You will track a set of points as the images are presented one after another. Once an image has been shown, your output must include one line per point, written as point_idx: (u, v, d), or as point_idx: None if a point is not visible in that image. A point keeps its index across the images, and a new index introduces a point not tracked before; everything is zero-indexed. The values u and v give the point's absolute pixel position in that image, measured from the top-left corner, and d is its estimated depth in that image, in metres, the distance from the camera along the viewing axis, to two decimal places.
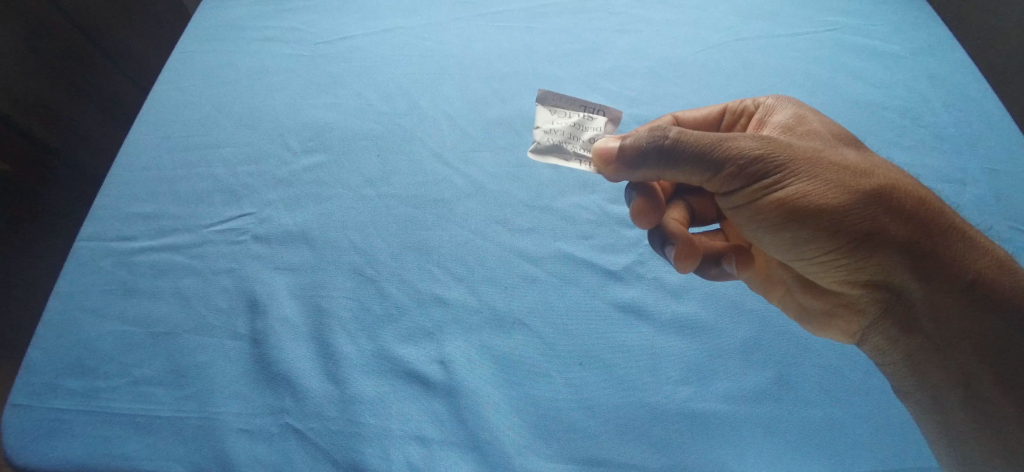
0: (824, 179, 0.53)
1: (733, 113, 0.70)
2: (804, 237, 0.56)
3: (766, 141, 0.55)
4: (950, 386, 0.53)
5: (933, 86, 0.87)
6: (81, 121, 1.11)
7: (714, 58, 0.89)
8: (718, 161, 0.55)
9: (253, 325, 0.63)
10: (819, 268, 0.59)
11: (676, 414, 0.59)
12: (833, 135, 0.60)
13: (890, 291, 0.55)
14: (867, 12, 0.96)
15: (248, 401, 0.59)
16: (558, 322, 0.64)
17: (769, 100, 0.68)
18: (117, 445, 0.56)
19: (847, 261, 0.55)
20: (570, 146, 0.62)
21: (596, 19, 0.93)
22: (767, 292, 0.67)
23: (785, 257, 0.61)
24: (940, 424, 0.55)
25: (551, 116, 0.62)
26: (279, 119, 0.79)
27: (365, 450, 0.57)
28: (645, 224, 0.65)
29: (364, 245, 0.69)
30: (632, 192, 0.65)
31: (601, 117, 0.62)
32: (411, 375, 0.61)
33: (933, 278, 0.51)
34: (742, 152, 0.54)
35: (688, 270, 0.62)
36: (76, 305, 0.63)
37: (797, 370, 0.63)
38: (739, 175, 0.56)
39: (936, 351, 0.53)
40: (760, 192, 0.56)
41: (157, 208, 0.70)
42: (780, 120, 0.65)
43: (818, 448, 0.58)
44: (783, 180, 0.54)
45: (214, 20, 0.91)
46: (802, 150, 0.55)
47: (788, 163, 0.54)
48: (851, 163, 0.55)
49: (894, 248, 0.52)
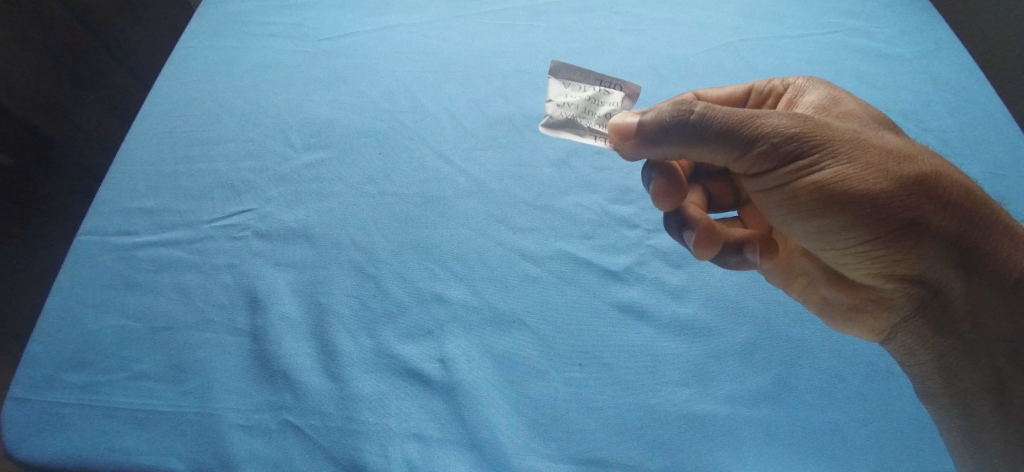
0: (865, 163, 0.49)
1: (759, 92, 0.67)
2: (839, 225, 0.52)
3: (802, 119, 0.51)
4: (982, 389, 0.50)
5: (937, 88, 0.83)
6: (105, 130, 1.14)
7: (718, 58, 0.87)
8: (749, 139, 0.51)
9: (253, 321, 0.62)
10: (850, 260, 0.55)
11: (677, 417, 0.56)
12: (868, 117, 0.58)
13: (927, 288, 0.51)
14: (871, 13, 0.93)
15: (248, 396, 0.57)
16: (559, 322, 0.62)
17: (799, 80, 0.66)
18: (117, 440, 0.55)
19: (884, 252, 0.51)
20: (585, 120, 0.61)
21: (600, 18, 0.92)
22: (787, 286, 0.64)
23: (813, 246, 0.58)
24: (964, 430, 0.53)
25: (565, 89, 0.62)
26: (281, 116, 0.80)
27: (365, 447, 0.55)
28: (663, 206, 0.61)
29: (364, 242, 0.67)
30: (652, 172, 0.60)
31: (617, 91, 0.61)
32: (411, 373, 0.58)
33: (976, 278, 0.48)
34: (776, 131, 0.50)
35: (707, 258, 0.59)
36: (77, 299, 0.63)
37: (798, 371, 0.60)
38: (772, 156, 0.51)
39: (972, 354, 0.50)
40: (792, 175, 0.51)
41: (158, 203, 0.71)
42: (813, 100, 0.63)
43: (819, 452, 0.55)
44: (820, 162, 0.50)
45: (218, 16, 0.92)
46: (841, 131, 0.50)
47: (827, 143, 0.50)
48: (893, 145, 0.50)
49: (937, 242, 0.48)
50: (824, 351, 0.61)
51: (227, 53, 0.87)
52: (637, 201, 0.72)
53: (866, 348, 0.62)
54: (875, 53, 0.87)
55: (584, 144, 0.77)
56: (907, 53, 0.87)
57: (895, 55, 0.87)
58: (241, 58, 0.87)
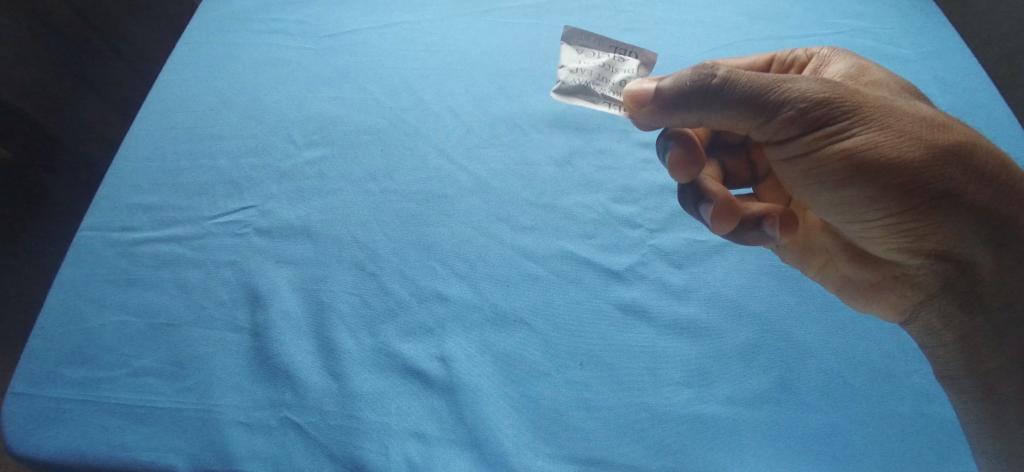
0: (897, 131, 0.51)
1: (782, 63, 0.70)
2: (866, 197, 0.53)
3: (830, 85, 0.52)
4: (1007, 371, 0.51)
5: (940, 91, 0.82)
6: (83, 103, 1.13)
7: (723, 57, 0.87)
8: (777, 103, 0.52)
9: (253, 318, 0.62)
10: (877, 233, 0.56)
11: (678, 418, 0.56)
12: (895, 87, 0.61)
13: (956, 265, 0.52)
14: (876, 14, 0.92)
15: (248, 393, 0.57)
16: (560, 321, 0.62)
17: (822, 51, 0.68)
18: (116, 436, 0.55)
19: (912, 225, 0.52)
20: (598, 88, 0.64)
21: (603, 17, 0.92)
22: (804, 266, 0.66)
23: (836, 219, 0.59)
24: (988, 415, 0.53)
25: (577, 56, 0.66)
26: (282, 113, 0.79)
27: (365, 445, 0.55)
28: (681, 177, 0.62)
29: (366, 240, 0.67)
30: (670, 142, 0.62)
31: (632, 59, 0.64)
32: (411, 371, 0.58)
33: (1005, 254, 0.50)
34: (803, 96, 0.51)
35: (721, 232, 0.59)
36: (77, 293, 0.63)
37: (798, 374, 0.59)
38: (801, 121, 0.52)
39: (998, 334, 0.51)
40: (822, 141, 0.53)
41: (159, 199, 0.70)
42: (839, 70, 0.65)
43: (819, 456, 0.55)
44: (851, 128, 0.51)
45: (222, 12, 0.93)
46: (872, 98, 0.52)
47: (858, 109, 0.51)
48: (924, 115, 0.52)
49: (967, 213, 0.50)
50: (825, 353, 0.61)
51: (229, 49, 0.87)
52: (640, 201, 0.71)
53: (868, 347, 0.61)
54: (880, 55, 0.87)
55: (588, 143, 0.77)
56: (911, 54, 0.87)
57: (900, 56, 0.86)
58: (243, 54, 0.86)
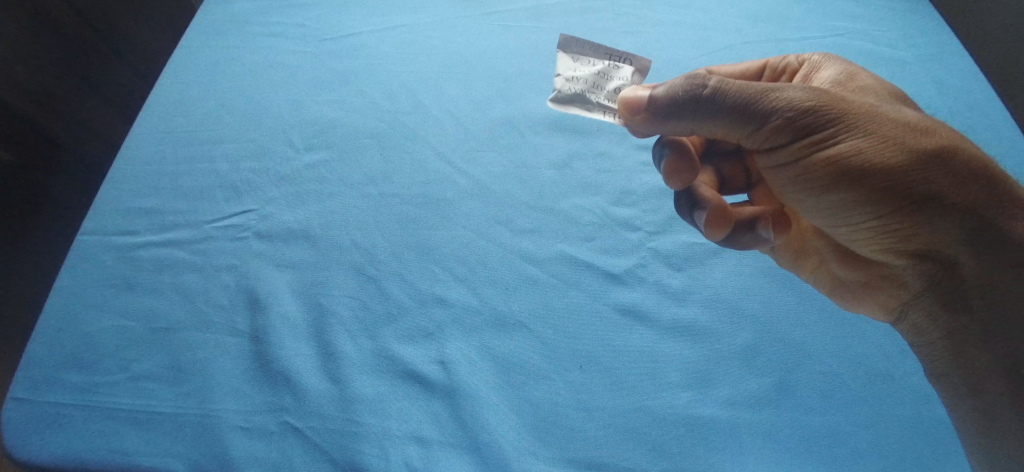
0: (881, 138, 0.51)
1: (773, 69, 0.70)
2: (855, 203, 0.53)
3: (817, 92, 0.52)
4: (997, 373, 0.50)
5: (938, 93, 0.82)
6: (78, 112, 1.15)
7: (721, 60, 0.87)
8: (764, 111, 0.53)
9: (253, 322, 0.62)
10: (866, 237, 0.57)
11: (678, 421, 0.56)
12: (883, 92, 0.61)
13: (946, 267, 0.52)
14: (873, 16, 0.93)
15: (248, 398, 0.57)
16: (559, 324, 0.62)
17: (814, 57, 0.69)
18: (116, 440, 0.55)
19: (901, 228, 0.53)
20: (593, 97, 0.64)
21: (602, 20, 0.92)
22: (798, 269, 0.66)
23: (826, 223, 0.59)
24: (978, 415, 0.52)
25: (572, 64, 0.66)
26: (281, 116, 0.79)
27: (365, 449, 0.55)
28: (675, 185, 0.62)
29: (365, 244, 0.67)
30: (664, 149, 0.62)
31: (627, 66, 0.64)
32: (411, 375, 0.58)
33: (993, 256, 0.49)
34: (791, 103, 0.52)
35: (714, 240, 0.60)
36: (77, 298, 0.63)
37: (797, 376, 0.59)
38: (788, 129, 0.53)
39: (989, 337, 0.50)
40: (809, 149, 0.53)
41: (158, 203, 0.70)
42: (829, 75, 0.66)
43: (818, 458, 0.55)
44: (837, 135, 0.52)
45: (221, 15, 0.93)
46: (858, 103, 0.53)
47: (843, 116, 0.51)
48: (909, 120, 0.53)
49: (956, 216, 0.50)
50: (824, 356, 0.61)
51: (229, 53, 0.87)
52: (639, 204, 0.71)
53: (867, 350, 0.61)
54: (878, 57, 0.87)
55: (587, 146, 0.77)
56: (909, 56, 0.87)
57: (898, 58, 0.87)
58: (243, 58, 0.86)
